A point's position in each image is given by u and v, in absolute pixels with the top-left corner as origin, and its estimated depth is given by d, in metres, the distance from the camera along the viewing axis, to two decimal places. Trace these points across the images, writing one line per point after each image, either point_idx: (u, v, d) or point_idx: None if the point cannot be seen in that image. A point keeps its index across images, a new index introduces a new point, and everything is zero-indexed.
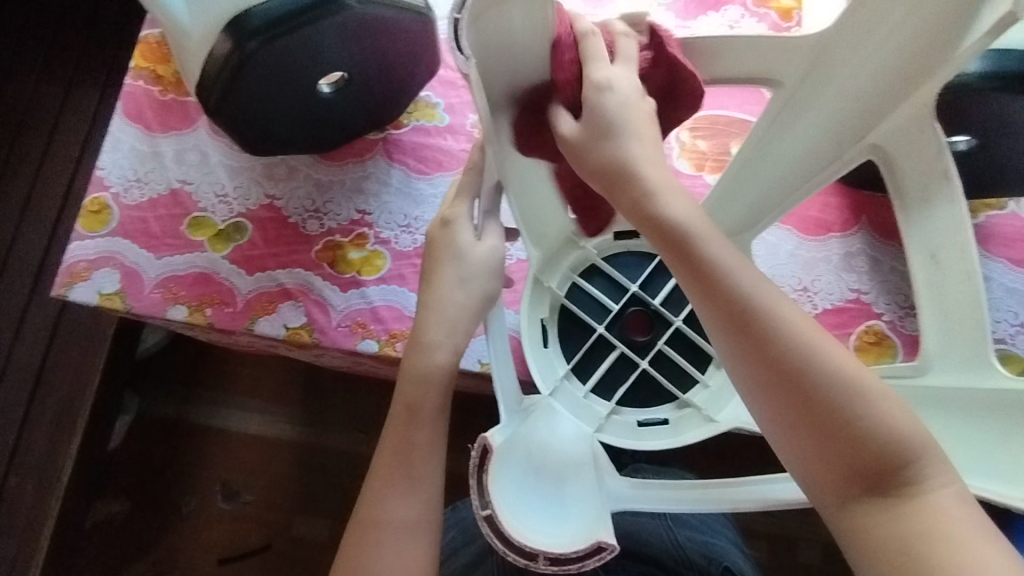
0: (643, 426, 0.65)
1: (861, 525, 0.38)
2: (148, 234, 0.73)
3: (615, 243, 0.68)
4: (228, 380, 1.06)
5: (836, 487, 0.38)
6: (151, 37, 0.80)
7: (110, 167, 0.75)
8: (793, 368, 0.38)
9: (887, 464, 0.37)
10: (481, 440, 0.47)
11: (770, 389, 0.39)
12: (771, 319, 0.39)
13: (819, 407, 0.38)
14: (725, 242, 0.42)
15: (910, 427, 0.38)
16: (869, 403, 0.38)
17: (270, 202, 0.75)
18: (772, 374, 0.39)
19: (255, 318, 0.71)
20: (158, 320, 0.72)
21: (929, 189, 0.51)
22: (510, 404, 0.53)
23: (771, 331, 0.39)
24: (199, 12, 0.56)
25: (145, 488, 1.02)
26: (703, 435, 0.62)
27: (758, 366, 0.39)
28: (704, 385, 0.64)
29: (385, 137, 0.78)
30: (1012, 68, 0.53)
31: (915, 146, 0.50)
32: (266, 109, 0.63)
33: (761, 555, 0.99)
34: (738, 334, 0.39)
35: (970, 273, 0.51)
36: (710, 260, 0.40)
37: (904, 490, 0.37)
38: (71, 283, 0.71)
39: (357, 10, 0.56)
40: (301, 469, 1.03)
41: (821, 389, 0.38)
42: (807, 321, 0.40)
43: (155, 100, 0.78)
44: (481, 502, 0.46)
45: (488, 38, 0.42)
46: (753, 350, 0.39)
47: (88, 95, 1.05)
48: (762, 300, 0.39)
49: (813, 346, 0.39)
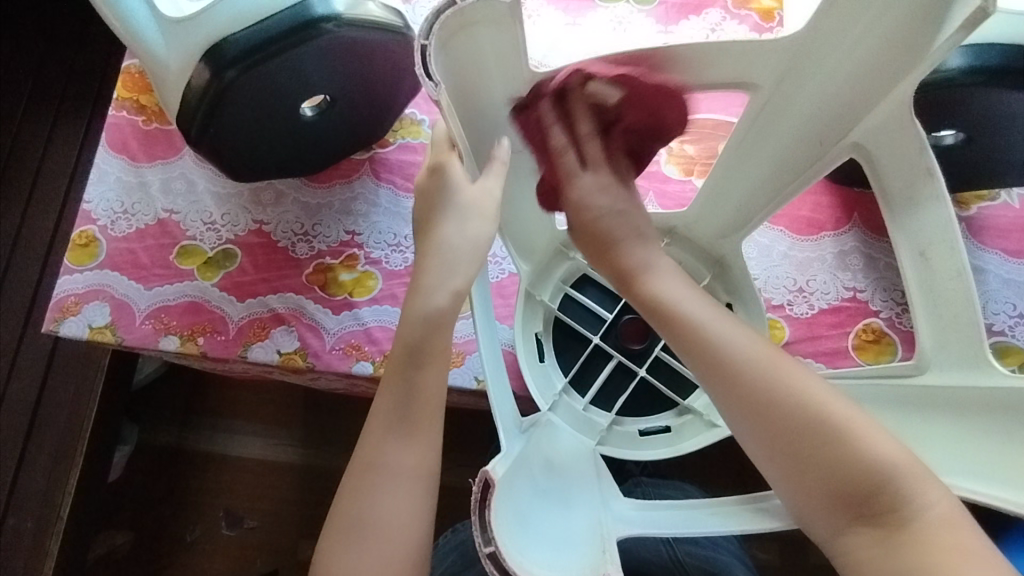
0: (644, 435, 0.64)
1: (850, 553, 0.39)
2: (137, 265, 0.72)
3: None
4: (227, 405, 1.06)
5: (823, 513, 0.40)
6: (133, 67, 0.80)
7: (96, 200, 0.74)
8: (766, 416, 0.41)
9: (868, 492, 0.38)
10: (482, 475, 0.44)
11: (747, 429, 0.42)
12: (739, 363, 0.43)
13: (797, 445, 0.40)
14: (698, 299, 0.47)
15: (888, 452, 0.39)
16: (844, 431, 0.39)
17: (258, 227, 0.75)
18: (746, 412, 0.42)
19: (247, 345, 0.70)
20: (150, 351, 0.71)
21: (916, 185, 0.49)
22: (507, 429, 0.51)
23: (740, 374, 0.42)
24: (176, 43, 0.56)
25: (147, 518, 1.01)
26: (705, 441, 0.61)
27: (735, 407, 0.42)
28: (704, 390, 0.63)
29: (372, 156, 0.77)
30: (995, 62, 0.52)
31: (896, 142, 0.49)
32: (246, 136, 0.63)
33: (772, 558, 0.98)
34: (715, 380, 0.43)
35: (960, 269, 0.49)
36: (683, 317, 0.46)
37: (888, 516, 0.38)
38: (61, 317, 0.70)
39: (335, 35, 0.56)
40: (304, 492, 1.02)
41: (795, 423, 0.40)
42: (778, 361, 0.42)
43: (139, 130, 0.77)
44: (484, 539, 0.42)
45: (458, 63, 0.44)
46: (727, 393, 0.43)
47: (75, 125, 1.04)
48: (731, 347, 0.43)
49: (783, 382, 0.41)
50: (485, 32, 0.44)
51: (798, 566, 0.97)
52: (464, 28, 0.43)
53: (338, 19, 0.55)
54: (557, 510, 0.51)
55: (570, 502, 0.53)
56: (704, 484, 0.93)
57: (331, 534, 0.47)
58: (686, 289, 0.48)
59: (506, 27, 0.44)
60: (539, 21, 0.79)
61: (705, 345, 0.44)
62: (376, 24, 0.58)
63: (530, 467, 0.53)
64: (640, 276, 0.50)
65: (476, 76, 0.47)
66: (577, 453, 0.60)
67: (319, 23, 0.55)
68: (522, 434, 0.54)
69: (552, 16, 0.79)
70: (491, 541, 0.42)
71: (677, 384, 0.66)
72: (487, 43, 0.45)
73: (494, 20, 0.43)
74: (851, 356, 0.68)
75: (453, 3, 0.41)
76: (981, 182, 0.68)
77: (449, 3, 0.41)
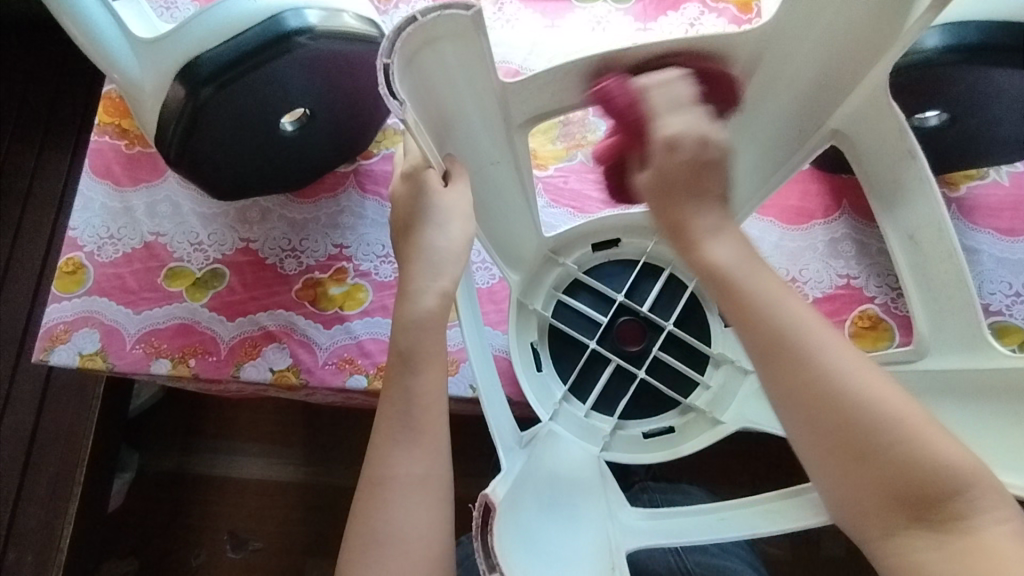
0: (648, 437, 0.63)
1: (900, 553, 0.37)
2: (125, 290, 0.72)
3: (594, 255, 0.67)
4: (225, 427, 1.05)
5: (876, 515, 0.38)
6: (113, 92, 0.79)
7: (82, 227, 0.74)
8: (832, 405, 0.38)
9: (936, 498, 0.36)
10: (483, 498, 0.43)
11: (806, 416, 0.39)
12: (807, 346, 0.39)
13: (866, 441, 0.37)
14: (768, 273, 0.42)
15: (956, 457, 0.37)
16: (913, 432, 0.37)
17: (245, 245, 0.74)
18: (810, 398, 0.38)
19: (240, 364, 0.70)
20: (143, 376, 0.71)
21: (898, 166, 0.50)
22: (505, 444, 0.51)
23: (808, 360, 0.39)
24: (152, 65, 0.56)
25: (151, 546, 1.00)
26: (710, 440, 0.60)
27: (796, 392, 0.39)
28: (706, 386, 0.63)
29: (356, 169, 0.77)
30: (973, 39, 0.52)
31: (875, 127, 0.49)
32: (227, 153, 0.63)
33: (782, 553, 0.97)
34: (776, 365, 0.39)
35: (951, 251, 0.49)
36: (750, 293, 0.41)
37: (952, 524, 0.36)
38: (51, 346, 0.69)
39: (310, 47, 0.56)
40: (309, 511, 1.01)
41: (866, 418, 0.37)
42: (850, 354, 0.39)
43: (121, 155, 0.77)
44: (488, 565, 0.42)
45: (424, 79, 0.44)
46: (789, 380, 0.39)
47: (61, 153, 1.04)
48: (808, 334, 0.39)
49: (852, 376, 0.38)
50: (448, 46, 0.44)
51: (810, 560, 0.96)
52: (428, 44, 0.43)
53: (312, 32, 0.55)
54: (563, 525, 0.51)
55: (577, 512, 0.53)
56: (710, 481, 0.92)
57: (351, 545, 0.47)
58: (751, 262, 0.42)
59: (469, 40, 0.45)
60: (517, 24, 0.79)
61: (766, 321, 0.40)
62: (351, 35, 0.58)
63: (535, 481, 0.52)
64: (693, 238, 0.43)
65: (446, 88, 0.47)
66: (581, 461, 0.59)
67: (293, 36, 0.55)
68: (523, 449, 0.53)
69: (530, 19, 0.79)
70: (495, 567, 0.42)
71: (679, 382, 0.65)
72: (449, 56, 0.45)
73: (454, 34, 0.44)
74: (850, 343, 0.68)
75: (413, 19, 0.41)
76: (970, 162, 0.68)
77: (410, 20, 0.41)
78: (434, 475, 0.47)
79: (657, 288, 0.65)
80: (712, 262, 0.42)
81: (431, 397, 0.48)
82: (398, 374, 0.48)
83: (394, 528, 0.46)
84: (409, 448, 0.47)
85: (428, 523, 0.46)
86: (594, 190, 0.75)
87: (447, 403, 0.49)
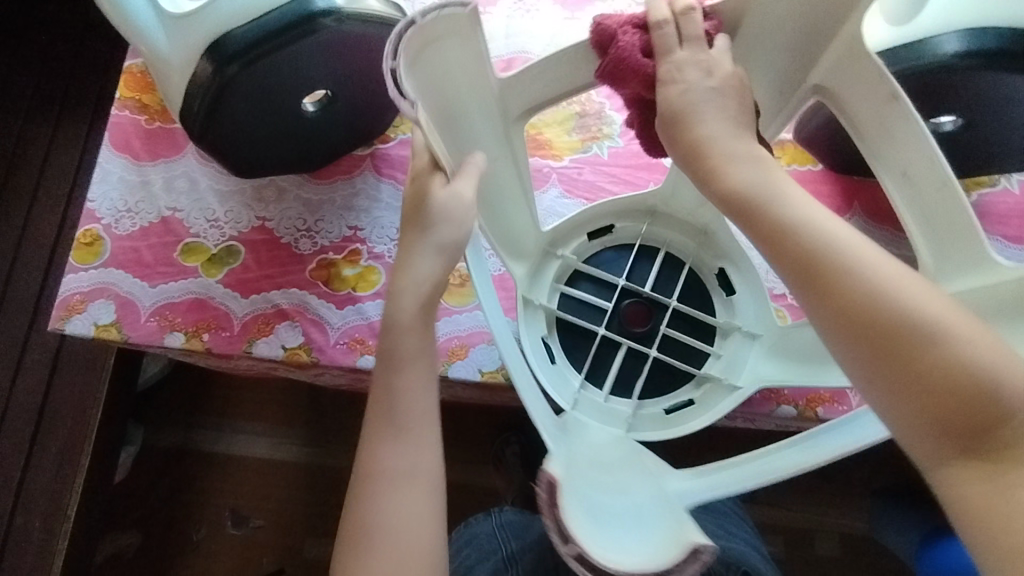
0: (670, 413, 0.63)
1: (951, 484, 0.38)
2: (141, 264, 0.73)
3: (591, 244, 0.68)
4: (231, 404, 1.06)
5: (926, 442, 0.38)
6: (135, 68, 0.80)
7: (100, 199, 0.75)
8: (876, 324, 0.39)
9: (988, 421, 0.37)
10: (544, 476, 0.45)
11: (850, 336, 0.40)
12: (844, 265, 0.40)
13: (917, 364, 0.38)
14: (803, 198, 0.43)
15: (1011, 380, 0.37)
16: (962, 352, 0.38)
17: (261, 224, 0.75)
18: (849, 316, 0.40)
19: (252, 340, 0.70)
20: (156, 348, 0.71)
21: (882, 111, 0.50)
22: (546, 428, 0.52)
23: (846, 279, 0.40)
24: (181, 40, 0.57)
25: (154, 518, 1.01)
26: (731, 405, 0.61)
27: (835, 313, 0.40)
28: (717, 356, 0.64)
29: (373, 153, 0.78)
30: (990, 46, 0.53)
31: (852, 77, 0.51)
32: (249, 129, 0.63)
33: (777, 550, 0.98)
34: (815, 287, 0.41)
35: (946, 182, 0.48)
36: (785, 216, 0.42)
37: (1003, 452, 0.37)
38: (67, 316, 0.70)
39: (336, 29, 0.56)
40: (311, 489, 1.02)
41: (911, 338, 0.38)
42: (896, 275, 0.40)
43: (141, 129, 0.78)
44: (563, 539, 0.43)
45: (429, 76, 0.48)
46: (826, 301, 0.40)
47: (78, 126, 1.05)
48: (843, 253, 0.40)
49: (897, 297, 0.39)
50: (448, 44, 0.48)
51: (804, 557, 0.98)
52: (429, 43, 0.46)
53: (338, 14, 0.56)
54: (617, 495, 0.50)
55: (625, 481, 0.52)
56: None
57: (346, 542, 0.48)
58: (773, 182, 0.44)
59: (466, 37, 0.48)
60: (537, 15, 0.80)
61: (806, 244, 0.41)
62: (376, 18, 0.58)
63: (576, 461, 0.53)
64: (712, 166, 0.45)
65: (448, 86, 0.50)
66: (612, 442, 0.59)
67: (318, 18, 0.55)
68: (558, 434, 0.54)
69: (550, 11, 0.80)
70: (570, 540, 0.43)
71: (691, 355, 0.65)
72: (449, 51, 0.48)
73: (451, 34, 0.47)
74: None
75: (413, 23, 0.44)
76: (983, 168, 0.68)
77: (410, 23, 0.44)
78: (423, 467, 0.48)
79: (656, 267, 0.66)
80: (733, 188, 0.44)
81: (416, 394, 0.48)
82: (383, 373, 0.49)
83: (389, 527, 0.47)
84: (399, 445, 0.48)
85: (421, 518, 0.47)
86: (608, 182, 0.75)
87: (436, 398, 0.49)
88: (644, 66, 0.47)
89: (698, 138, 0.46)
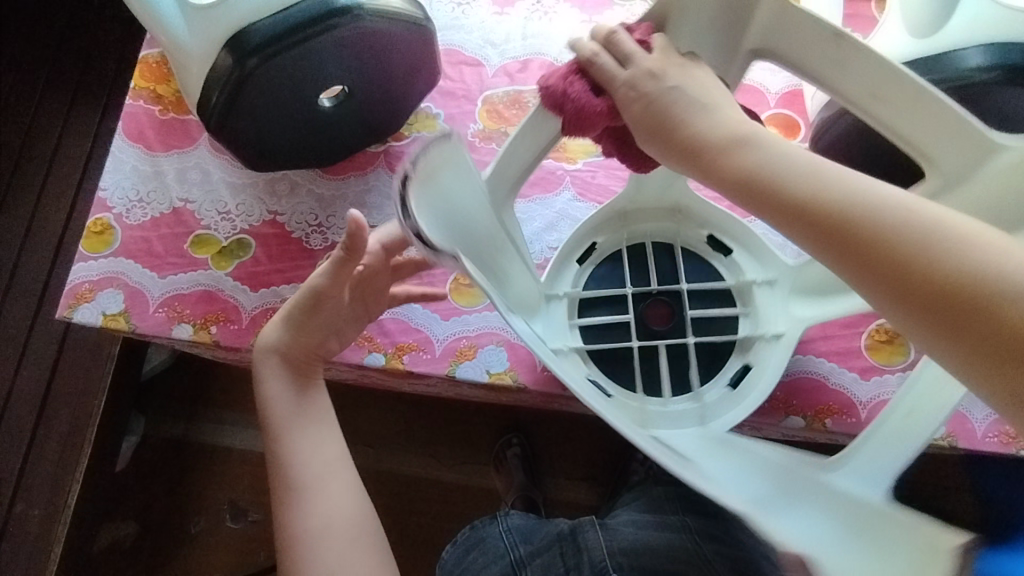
0: (736, 385, 0.61)
1: None
2: (151, 254, 0.73)
3: (584, 269, 0.66)
4: (233, 396, 1.06)
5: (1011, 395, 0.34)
6: (151, 58, 0.80)
7: (112, 188, 0.75)
8: (922, 281, 0.35)
9: None
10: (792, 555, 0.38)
11: (897, 299, 0.36)
12: (875, 226, 0.36)
13: (980, 314, 0.34)
14: (812, 163, 0.40)
15: None
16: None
17: (273, 218, 0.75)
18: (891, 276, 0.36)
19: (260, 334, 0.70)
20: (163, 339, 0.71)
21: (834, 51, 0.44)
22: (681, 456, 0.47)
23: (880, 240, 0.36)
24: (203, 31, 0.57)
25: (153, 509, 1.01)
26: (785, 351, 0.60)
27: (874, 276, 0.36)
28: (746, 313, 0.63)
29: (386, 150, 0.78)
30: (1015, 60, 0.52)
31: (790, 31, 0.45)
32: (266, 123, 0.63)
33: None
34: (851, 253, 0.37)
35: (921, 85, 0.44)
36: (793, 190, 0.39)
37: None
38: (75, 304, 0.70)
39: (357, 26, 0.57)
40: None
41: (967, 288, 0.34)
42: (937, 222, 0.36)
43: (155, 120, 0.78)
44: None
45: (445, 210, 0.48)
46: (858, 265, 0.37)
47: (90, 115, 1.06)
48: (872, 211, 0.37)
49: (943, 247, 0.35)
50: (447, 175, 0.49)
51: None
52: (430, 181, 0.47)
53: (359, 10, 0.56)
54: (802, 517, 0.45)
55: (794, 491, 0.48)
56: None
57: None
58: (778, 159, 0.40)
59: (456, 161, 0.49)
60: (555, 18, 0.80)
61: (802, 195, 0.38)
62: (395, 16, 0.59)
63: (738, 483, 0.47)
64: (711, 154, 0.42)
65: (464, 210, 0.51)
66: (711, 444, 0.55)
67: (339, 14, 0.56)
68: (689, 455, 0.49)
69: (569, 15, 0.80)
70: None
71: (722, 324, 0.64)
72: (449, 182, 0.49)
73: (443, 165, 0.48)
74: (865, 355, 0.67)
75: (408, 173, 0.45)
76: None
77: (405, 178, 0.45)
78: (340, 512, 0.57)
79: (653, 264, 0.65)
80: (739, 170, 0.41)
81: (319, 452, 0.59)
82: (279, 447, 0.58)
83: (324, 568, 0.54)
84: (311, 501, 0.56)
85: (352, 552, 0.55)
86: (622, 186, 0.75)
87: (334, 455, 0.59)
88: (601, 105, 0.46)
89: (695, 138, 0.43)
